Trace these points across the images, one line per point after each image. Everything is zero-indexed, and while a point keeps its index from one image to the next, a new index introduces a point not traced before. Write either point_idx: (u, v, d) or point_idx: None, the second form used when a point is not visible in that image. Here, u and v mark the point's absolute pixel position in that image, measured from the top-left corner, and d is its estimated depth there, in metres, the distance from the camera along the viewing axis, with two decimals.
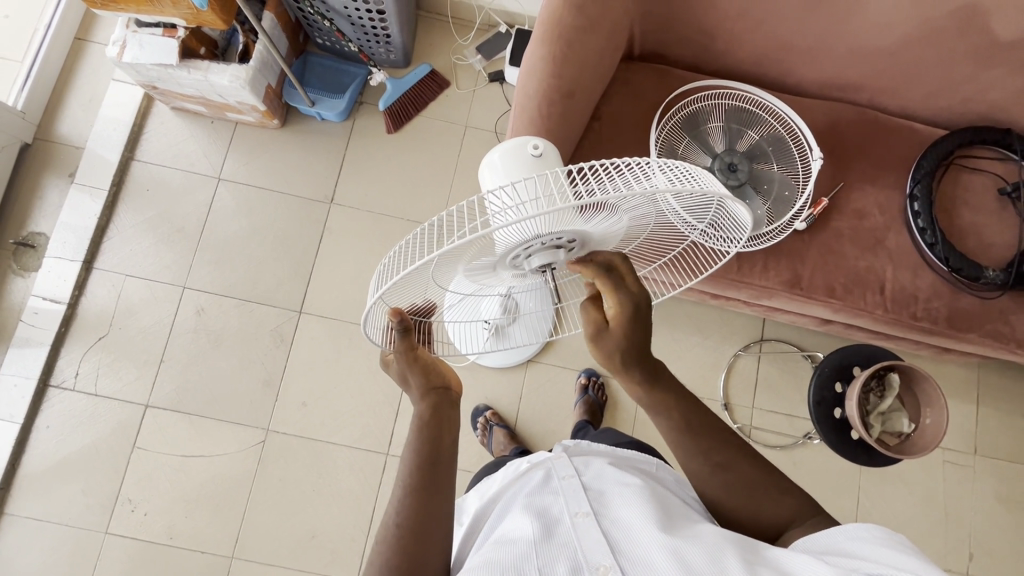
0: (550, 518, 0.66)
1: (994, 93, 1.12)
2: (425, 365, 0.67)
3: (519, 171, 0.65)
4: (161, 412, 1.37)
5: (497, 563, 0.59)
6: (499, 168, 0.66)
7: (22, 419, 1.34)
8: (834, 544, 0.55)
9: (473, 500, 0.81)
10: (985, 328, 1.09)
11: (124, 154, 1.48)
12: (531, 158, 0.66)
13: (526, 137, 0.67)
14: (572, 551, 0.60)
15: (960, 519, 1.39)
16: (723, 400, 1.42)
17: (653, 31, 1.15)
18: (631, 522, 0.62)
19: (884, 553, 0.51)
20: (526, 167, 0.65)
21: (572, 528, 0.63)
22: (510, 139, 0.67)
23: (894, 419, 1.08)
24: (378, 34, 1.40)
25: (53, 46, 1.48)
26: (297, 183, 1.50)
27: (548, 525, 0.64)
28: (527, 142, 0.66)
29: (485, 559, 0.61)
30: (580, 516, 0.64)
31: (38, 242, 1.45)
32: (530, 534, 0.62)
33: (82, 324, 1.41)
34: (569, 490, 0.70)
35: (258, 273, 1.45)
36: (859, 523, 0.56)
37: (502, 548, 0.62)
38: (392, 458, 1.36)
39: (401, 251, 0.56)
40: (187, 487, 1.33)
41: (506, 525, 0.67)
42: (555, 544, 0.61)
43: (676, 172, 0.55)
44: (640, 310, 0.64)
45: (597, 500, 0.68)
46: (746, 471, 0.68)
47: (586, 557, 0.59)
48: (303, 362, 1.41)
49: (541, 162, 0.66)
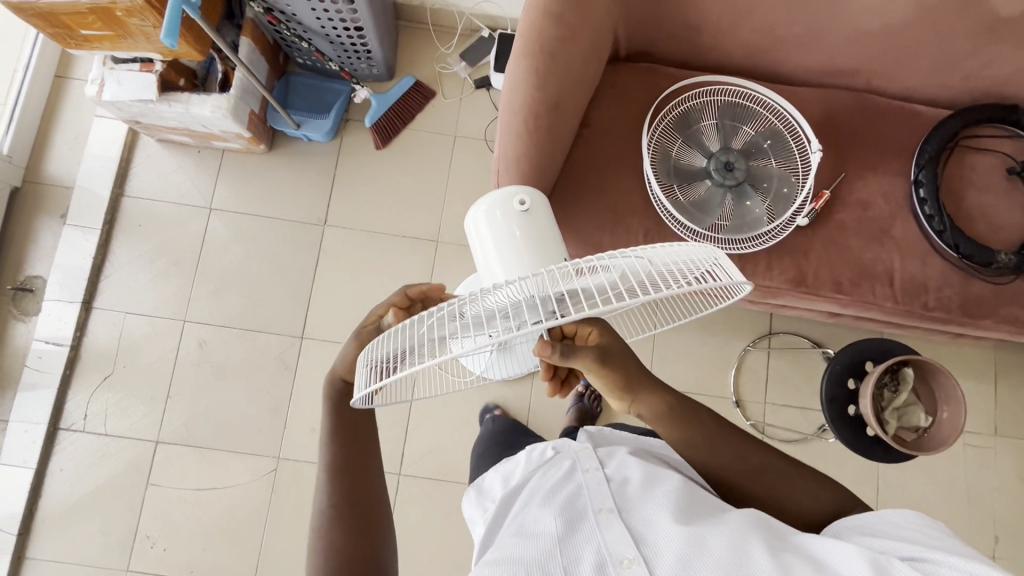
0: (574, 512, 0.64)
1: (998, 68, 1.08)
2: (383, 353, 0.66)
3: (505, 229, 0.62)
4: (172, 448, 1.37)
5: (523, 561, 0.58)
6: (486, 227, 0.63)
7: (35, 464, 1.35)
8: (872, 526, 0.60)
9: (496, 482, 0.80)
10: (1001, 313, 1.06)
11: (114, 191, 1.47)
12: (519, 213, 0.62)
13: (514, 190, 0.64)
14: (598, 547, 0.59)
15: (984, 503, 1.37)
16: (734, 398, 1.40)
17: (639, 31, 1.11)
18: (656, 517, 0.60)
19: (921, 535, 0.57)
20: (514, 223, 0.62)
21: (596, 524, 0.61)
22: (498, 191, 0.64)
23: (910, 414, 1.06)
24: (359, 50, 1.38)
25: (33, 88, 1.47)
26: (290, 207, 1.48)
27: (571, 520, 0.62)
28: (513, 196, 0.63)
29: (511, 552, 0.60)
30: (604, 513, 0.62)
31: (36, 286, 1.44)
32: (554, 531, 0.61)
33: (87, 363, 1.41)
34: (593, 484, 0.67)
35: (257, 302, 1.44)
36: (898, 510, 0.60)
37: (524, 545, 0.61)
38: (405, 478, 1.36)
39: (395, 336, 0.50)
40: (203, 520, 1.34)
41: (530, 515, 0.66)
42: (579, 541, 0.60)
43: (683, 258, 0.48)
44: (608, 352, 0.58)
45: (621, 492, 0.66)
46: (778, 471, 0.69)
47: (611, 553, 0.58)
48: (307, 387, 1.40)
49: (529, 216, 0.63)
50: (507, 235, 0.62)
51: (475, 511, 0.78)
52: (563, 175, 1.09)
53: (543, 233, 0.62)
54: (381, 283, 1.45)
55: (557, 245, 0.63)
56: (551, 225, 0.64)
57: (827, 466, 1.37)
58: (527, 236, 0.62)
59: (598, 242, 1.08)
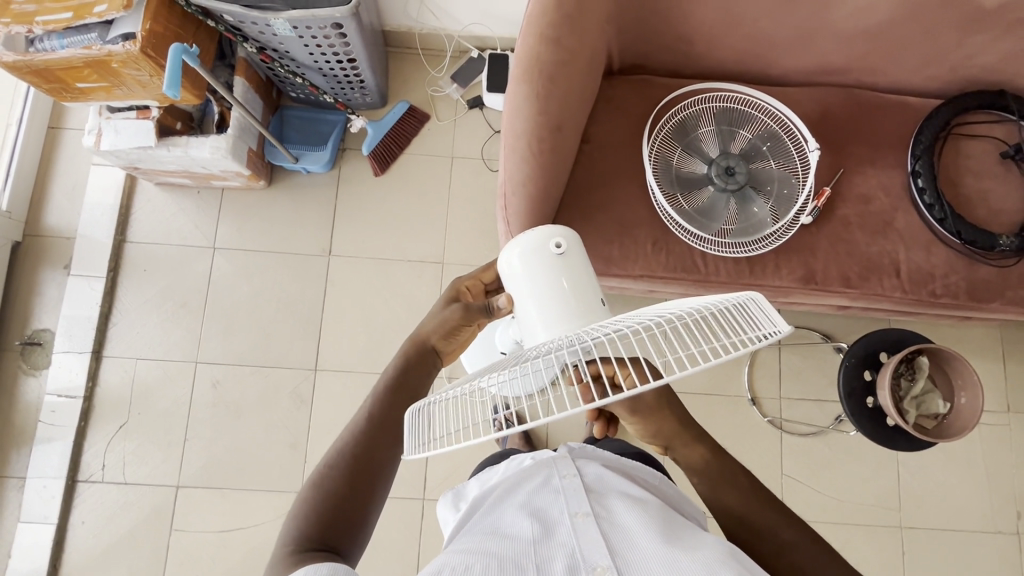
0: (549, 516, 0.64)
1: (983, 56, 1.10)
2: (469, 332, 0.74)
3: (537, 270, 0.63)
4: (194, 491, 1.36)
5: (489, 554, 0.58)
6: (519, 263, 0.65)
7: (55, 519, 1.33)
8: None
9: (472, 490, 0.81)
10: (1007, 296, 1.08)
11: (117, 237, 1.47)
12: (554, 256, 0.63)
13: (552, 232, 0.65)
14: (570, 550, 0.59)
15: (1004, 481, 1.38)
16: (750, 395, 1.41)
17: (631, 45, 1.13)
18: (633, 529, 0.61)
19: None
20: (547, 265, 0.63)
21: (571, 527, 0.62)
22: (535, 229, 0.66)
23: (928, 402, 1.07)
24: (352, 81, 1.39)
25: (28, 141, 1.47)
26: (294, 239, 1.48)
27: (546, 524, 0.63)
28: (551, 238, 0.64)
29: (477, 546, 0.60)
30: (579, 516, 0.63)
31: (44, 339, 1.44)
32: (528, 533, 0.61)
33: (101, 413, 1.40)
34: (570, 489, 0.68)
35: (269, 337, 1.44)
36: None
37: (495, 542, 0.60)
38: (429, 502, 1.36)
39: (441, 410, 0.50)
40: (230, 561, 1.33)
41: (503, 518, 0.66)
42: (553, 543, 0.60)
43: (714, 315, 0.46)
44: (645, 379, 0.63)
45: (598, 501, 0.67)
46: (778, 527, 0.63)
47: (583, 556, 0.58)
48: (325, 419, 1.40)
49: (562, 259, 0.63)
50: (539, 276, 0.63)
51: (448, 512, 0.81)
52: (567, 193, 1.10)
53: (574, 277, 0.63)
54: (391, 308, 1.45)
55: (593, 289, 0.63)
56: (586, 269, 0.64)
57: (846, 456, 1.38)
58: (557, 278, 0.62)
59: (608, 255, 1.09)
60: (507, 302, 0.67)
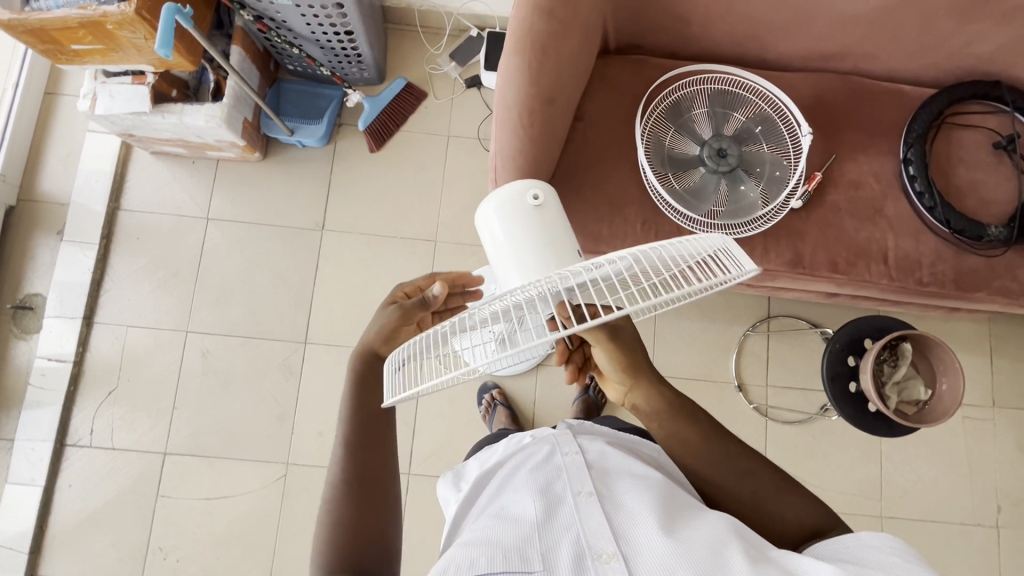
0: (553, 496, 0.65)
1: (979, 46, 1.10)
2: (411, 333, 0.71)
3: (517, 224, 0.63)
4: (181, 458, 1.37)
5: (496, 541, 0.59)
6: (498, 219, 0.64)
7: (43, 481, 1.34)
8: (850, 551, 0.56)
9: (473, 469, 0.82)
10: (993, 286, 1.08)
11: (110, 205, 1.47)
12: (531, 209, 0.64)
13: (528, 185, 0.65)
14: (575, 534, 0.60)
15: (985, 474, 1.39)
16: (736, 381, 1.42)
17: (627, 23, 1.13)
18: (635, 510, 0.61)
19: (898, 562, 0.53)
20: (525, 218, 0.63)
21: (575, 509, 0.63)
22: (510, 185, 0.65)
23: (910, 388, 1.08)
24: (349, 55, 1.39)
25: (25, 106, 1.47)
26: (288, 213, 1.49)
27: (550, 504, 0.64)
28: (527, 190, 0.64)
29: (485, 534, 0.61)
30: (582, 496, 0.64)
31: (36, 303, 1.44)
32: (534, 515, 0.62)
33: (91, 378, 1.40)
34: (573, 467, 0.69)
35: (260, 309, 1.45)
36: (873, 532, 0.57)
37: (501, 527, 0.61)
38: (414, 477, 1.37)
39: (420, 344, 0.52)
40: (215, 529, 1.34)
41: (507, 498, 0.67)
42: (558, 527, 0.61)
43: (688, 252, 0.49)
44: (617, 329, 0.63)
45: (602, 481, 0.67)
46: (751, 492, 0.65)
47: (588, 541, 0.59)
48: (313, 392, 1.41)
49: (540, 212, 0.64)
50: (520, 230, 0.63)
51: (448, 493, 0.79)
52: (558, 170, 1.10)
53: (553, 228, 0.63)
54: (382, 284, 1.46)
55: (571, 239, 0.64)
56: (563, 221, 0.65)
57: (829, 445, 1.39)
58: (538, 231, 0.63)
59: (597, 233, 1.09)
60: (489, 259, 0.66)
